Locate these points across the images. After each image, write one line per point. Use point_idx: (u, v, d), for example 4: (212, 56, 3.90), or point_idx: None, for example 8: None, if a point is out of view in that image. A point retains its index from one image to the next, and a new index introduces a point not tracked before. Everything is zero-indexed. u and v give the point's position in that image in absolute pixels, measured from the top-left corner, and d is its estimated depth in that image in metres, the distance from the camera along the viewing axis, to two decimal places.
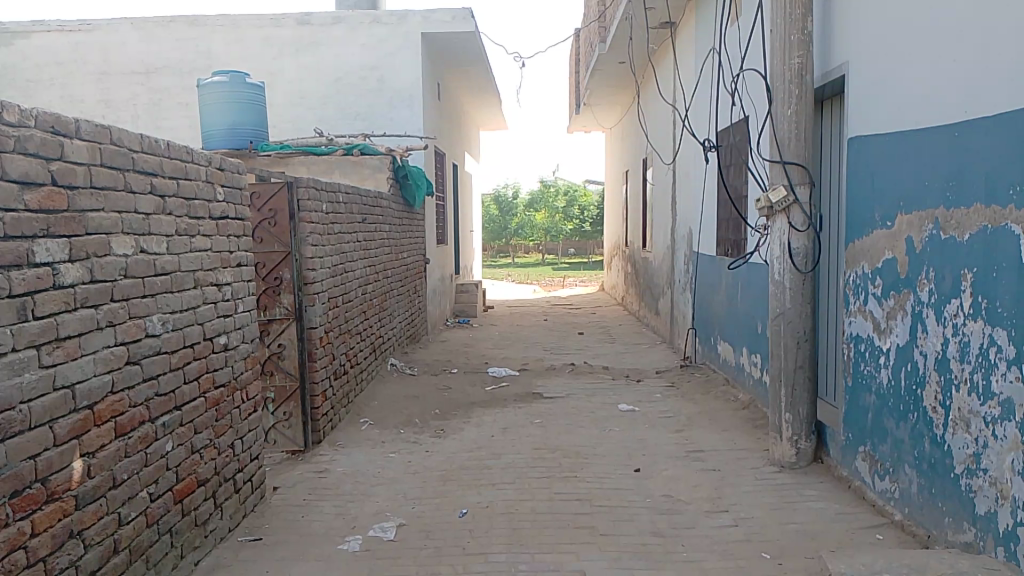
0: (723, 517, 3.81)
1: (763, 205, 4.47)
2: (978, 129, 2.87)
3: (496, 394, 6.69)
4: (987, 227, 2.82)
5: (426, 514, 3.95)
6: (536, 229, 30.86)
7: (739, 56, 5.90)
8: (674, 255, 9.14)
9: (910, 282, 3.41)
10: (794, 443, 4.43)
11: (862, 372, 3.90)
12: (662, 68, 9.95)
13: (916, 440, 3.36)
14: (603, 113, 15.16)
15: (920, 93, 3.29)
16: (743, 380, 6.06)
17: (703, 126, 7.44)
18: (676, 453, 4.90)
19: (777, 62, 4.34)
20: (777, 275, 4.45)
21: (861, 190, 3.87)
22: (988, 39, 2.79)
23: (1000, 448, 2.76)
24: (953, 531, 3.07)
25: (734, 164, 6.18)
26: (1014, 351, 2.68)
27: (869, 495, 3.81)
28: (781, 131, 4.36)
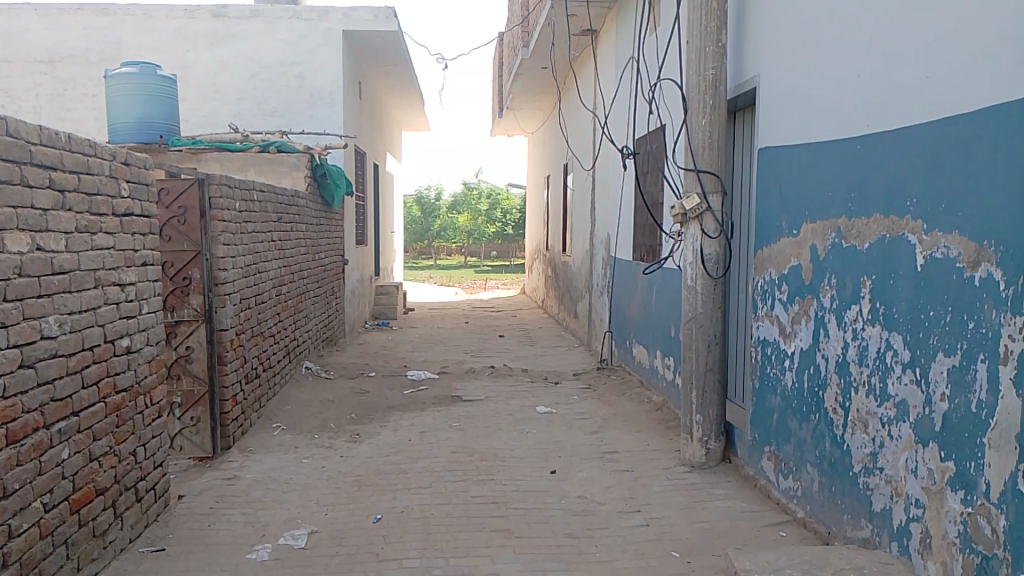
0: (636, 517, 3.88)
1: (677, 212, 4.58)
2: (880, 142, 3.00)
3: (415, 397, 6.63)
4: (886, 236, 2.96)
5: (339, 520, 3.88)
6: (458, 232, 30.87)
7: (657, 65, 6.05)
8: (592, 259, 9.26)
9: (813, 288, 3.55)
10: (704, 443, 4.55)
11: (768, 374, 4.04)
12: (584, 75, 10.07)
13: (817, 440, 3.50)
14: (525, 117, 15.25)
15: (827, 107, 3.42)
16: (657, 382, 6.19)
17: (622, 133, 7.58)
18: (591, 454, 4.97)
19: (693, 73, 4.45)
20: (690, 280, 4.56)
21: (770, 198, 4.01)
22: (890, 57, 2.93)
23: (895, 447, 2.90)
24: (851, 527, 3.21)
25: (650, 171, 6.31)
26: (908, 355, 2.82)
27: (774, 493, 3.95)
28: (696, 140, 4.47)
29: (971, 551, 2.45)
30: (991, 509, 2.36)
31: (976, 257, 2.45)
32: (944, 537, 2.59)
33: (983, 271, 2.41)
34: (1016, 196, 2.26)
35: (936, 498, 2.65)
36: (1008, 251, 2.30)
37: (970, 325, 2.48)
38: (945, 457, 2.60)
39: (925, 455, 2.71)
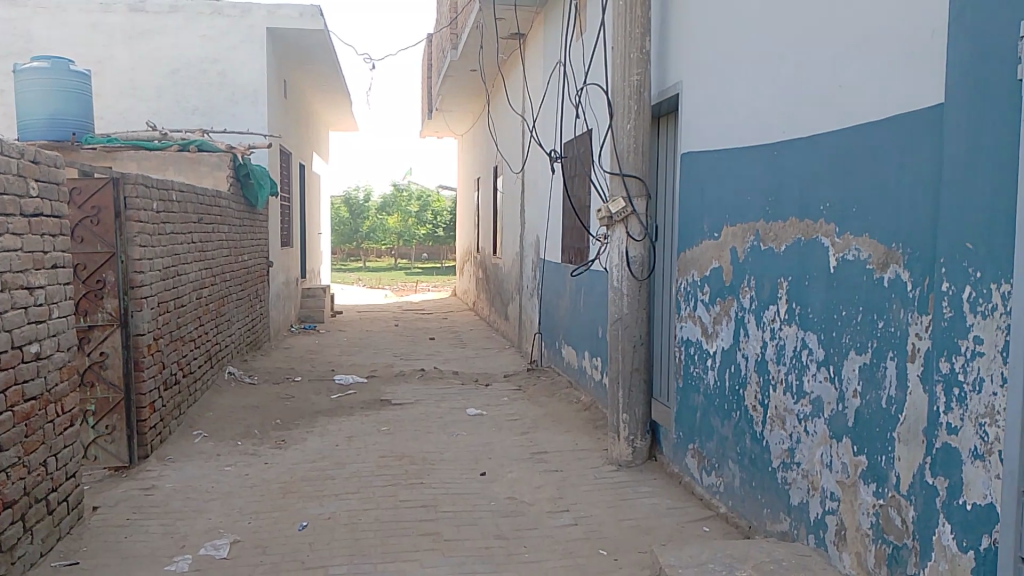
0: (564, 516, 3.91)
1: (603, 215, 4.64)
2: (796, 148, 3.11)
3: (342, 402, 6.53)
4: (801, 239, 3.07)
5: (263, 528, 3.79)
6: (388, 233, 30.59)
7: (583, 70, 6.13)
8: (522, 261, 9.31)
9: (733, 289, 3.65)
10: (631, 442, 4.63)
11: (691, 373, 4.14)
12: (512, 78, 10.13)
13: (738, 437, 3.61)
14: (454, 119, 15.23)
15: (745, 114, 3.54)
16: (586, 382, 6.27)
17: (550, 136, 7.65)
18: (520, 455, 4.99)
19: (619, 77, 4.52)
20: (616, 281, 4.63)
21: (692, 202, 4.11)
22: (804, 66, 3.05)
23: (811, 443, 3.01)
24: (770, 521, 3.32)
25: (578, 175, 6.38)
26: (822, 353, 2.93)
27: (698, 489, 4.04)
28: (621, 144, 4.54)
29: (883, 542, 2.56)
30: (900, 500, 2.47)
31: (885, 259, 2.56)
32: (858, 528, 2.70)
33: (892, 272, 2.53)
34: (921, 201, 2.38)
35: (850, 491, 2.76)
36: (914, 253, 2.42)
37: (879, 324, 2.59)
38: (858, 451, 2.71)
39: (839, 450, 2.82)
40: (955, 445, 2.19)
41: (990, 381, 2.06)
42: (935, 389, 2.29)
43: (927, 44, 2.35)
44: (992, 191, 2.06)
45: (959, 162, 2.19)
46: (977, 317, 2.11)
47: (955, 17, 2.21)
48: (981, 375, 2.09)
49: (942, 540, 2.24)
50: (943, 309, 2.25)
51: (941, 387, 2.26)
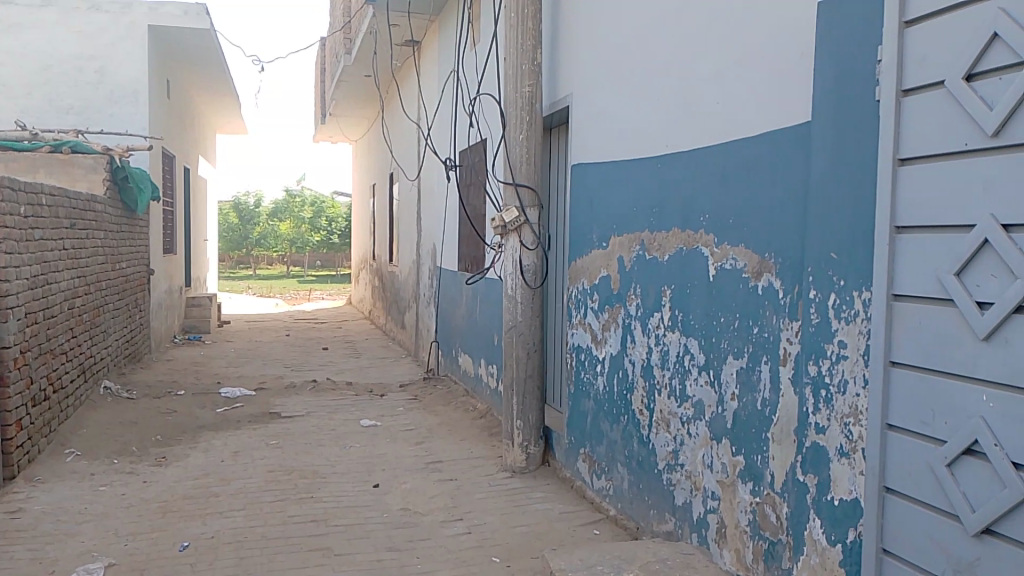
0: (457, 525, 3.91)
1: (497, 224, 4.68)
2: (677, 162, 3.24)
3: (229, 416, 6.30)
4: (683, 249, 3.20)
5: (141, 550, 3.61)
6: (280, 240, 29.78)
7: (476, 80, 6.19)
8: (418, 269, 9.28)
9: (621, 296, 3.76)
10: (525, 448, 4.67)
11: (582, 379, 4.22)
12: (406, 86, 10.08)
13: (626, 441, 3.71)
14: (348, 125, 15.00)
15: (631, 128, 3.65)
16: (482, 390, 6.30)
17: (444, 144, 7.67)
18: (415, 465, 4.96)
19: (510, 89, 4.57)
20: (510, 290, 4.68)
21: (581, 211, 4.21)
22: (685, 83, 3.18)
23: (693, 444, 3.13)
24: (656, 521, 3.43)
25: (472, 184, 6.42)
26: (703, 358, 3.06)
27: (589, 493, 4.13)
28: (513, 154, 4.59)
29: (760, 538, 2.69)
30: (775, 497, 2.61)
31: (759, 268, 2.70)
32: (737, 525, 2.83)
33: (765, 280, 2.67)
34: (791, 213, 2.53)
35: (729, 490, 2.89)
36: (785, 262, 2.56)
37: (754, 330, 2.73)
38: (735, 451, 2.84)
39: (719, 451, 2.95)
40: (823, 444, 2.33)
41: (854, 382, 2.20)
42: (804, 391, 2.43)
43: (797, 65, 2.50)
44: (854, 205, 2.21)
45: (824, 177, 2.34)
46: (842, 322, 2.25)
47: (821, 41, 2.36)
48: (845, 377, 2.24)
49: (813, 534, 2.38)
50: (812, 316, 2.39)
51: (810, 389, 2.40)
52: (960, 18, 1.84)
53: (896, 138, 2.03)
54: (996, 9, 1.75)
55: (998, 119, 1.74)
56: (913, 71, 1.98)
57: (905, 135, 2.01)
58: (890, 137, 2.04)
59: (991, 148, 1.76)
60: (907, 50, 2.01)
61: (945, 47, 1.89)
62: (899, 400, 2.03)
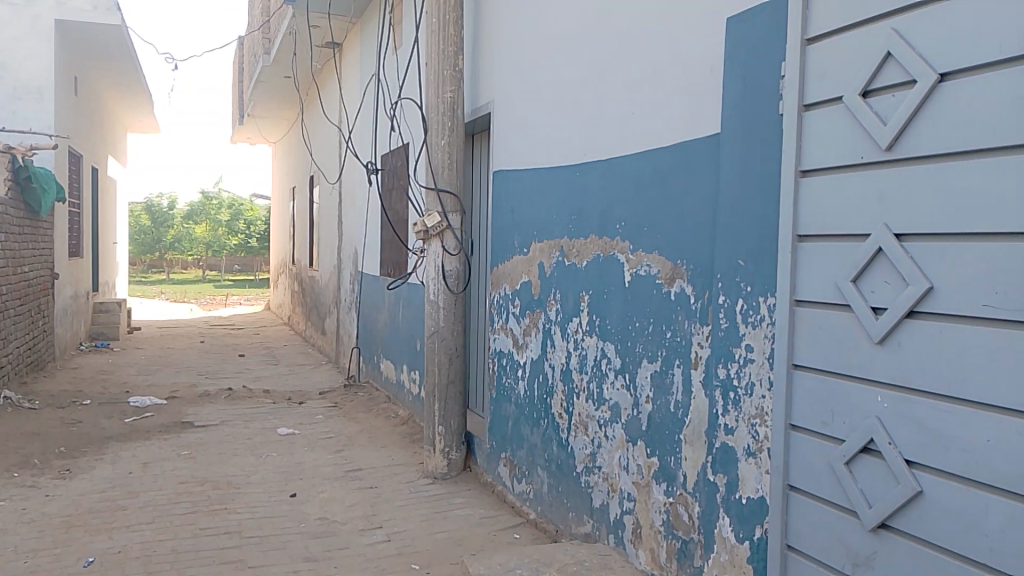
0: (376, 533, 3.88)
1: (419, 229, 4.67)
2: (595, 170, 3.30)
3: (138, 425, 6.06)
4: (600, 256, 3.26)
5: (41, 567, 3.43)
6: (195, 244, 28.87)
7: (398, 84, 6.16)
8: (339, 275, 9.14)
9: (541, 302, 3.80)
10: (446, 454, 4.66)
11: (503, 384, 4.25)
12: (327, 88, 9.93)
13: (546, 444, 3.75)
14: (267, 126, 14.68)
15: (551, 136, 3.70)
16: (403, 397, 6.26)
17: (365, 147, 7.60)
18: (334, 473, 4.88)
19: (432, 94, 4.56)
20: (432, 295, 4.66)
21: (503, 218, 4.23)
22: (603, 92, 3.25)
23: (610, 447, 3.19)
24: (575, 523, 3.48)
25: (394, 188, 6.37)
26: (620, 362, 3.12)
27: (510, 497, 4.16)
28: (435, 159, 4.58)
29: (673, 537, 2.76)
30: (687, 497, 2.69)
31: (672, 274, 2.78)
32: (652, 526, 2.90)
33: (678, 286, 2.75)
34: (702, 221, 2.62)
35: (643, 491, 2.96)
36: (696, 269, 2.65)
37: (668, 335, 2.81)
38: (650, 453, 2.91)
39: (634, 453, 3.02)
40: (732, 445, 2.42)
41: (760, 385, 2.29)
42: (714, 394, 2.52)
43: (708, 79, 2.59)
44: (760, 215, 2.30)
45: (732, 186, 2.42)
46: (749, 327, 2.34)
47: (729, 57, 2.45)
48: (752, 380, 2.33)
49: (722, 532, 2.46)
50: (721, 321, 2.48)
51: (719, 392, 2.48)
52: (856, 38, 1.95)
53: (799, 151, 2.13)
54: (889, 30, 1.85)
55: (891, 133, 1.83)
56: (814, 87, 2.08)
57: (807, 149, 2.10)
58: (793, 150, 2.14)
59: (884, 161, 1.86)
60: (809, 67, 2.11)
61: (843, 65, 1.98)
62: (802, 401, 2.12)
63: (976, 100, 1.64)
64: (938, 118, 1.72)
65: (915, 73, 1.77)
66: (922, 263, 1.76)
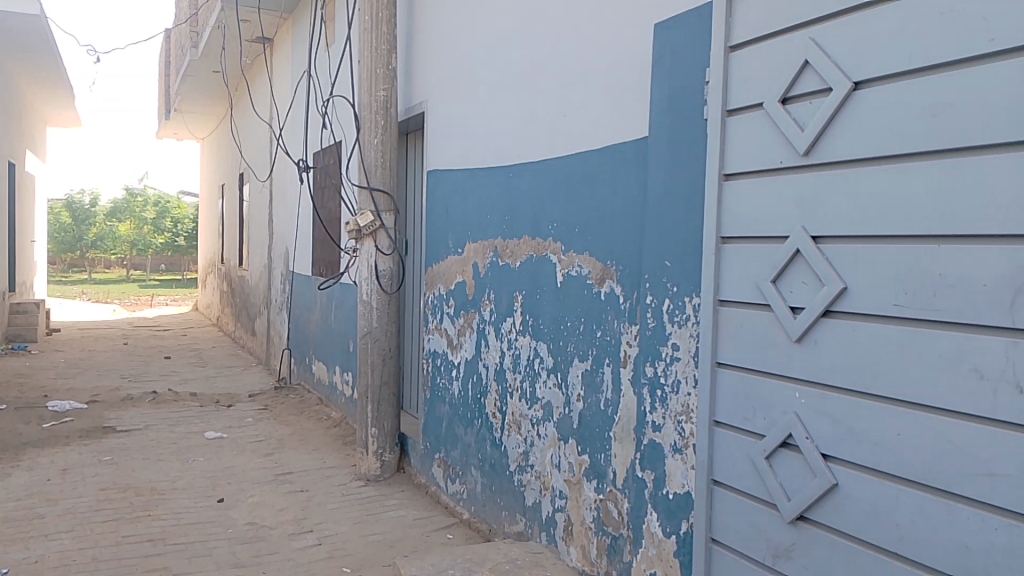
0: (307, 537, 3.82)
1: (351, 228, 4.61)
2: (528, 171, 3.32)
3: (57, 431, 5.82)
4: (533, 256, 3.28)
5: None
6: (119, 242, 27.89)
7: (330, 81, 6.08)
8: (269, 275, 8.97)
9: (476, 302, 3.80)
10: (379, 455, 4.62)
11: (438, 384, 4.23)
12: (257, 84, 9.72)
13: (479, 444, 3.76)
14: (195, 121, 14.29)
15: (485, 137, 3.70)
16: (336, 398, 6.18)
17: (297, 145, 7.47)
18: (263, 477, 4.78)
19: (365, 93, 4.52)
20: (365, 295, 4.61)
21: (437, 218, 4.22)
22: (536, 94, 3.27)
23: (542, 445, 3.22)
24: (508, 522, 3.50)
25: (326, 187, 6.29)
26: (552, 361, 3.15)
27: (443, 498, 4.15)
28: (368, 158, 4.54)
29: (603, 533, 2.81)
30: (617, 494, 2.73)
31: (602, 274, 2.82)
32: (582, 523, 2.94)
33: (607, 287, 2.80)
34: (631, 222, 2.66)
35: (575, 489, 2.99)
36: (625, 269, 2.69)
37: (598, 334, 2.85)
38: (581, 450, 2.95)
39: (566, 451, 3.05)
40: (659, 441, 2.47)
41: (686, 382, 2.35)
42: (642, 392, 2.57)
43: (638, 82, 2.64)
44: (686, 217, 2.36)
45: (660, 187, 2.47)
46: (675, 326, 2.40)
47: (657, 61, 2.50)
48: (678, 377, 2.38)
49: (650, 527, 2.51)
50: (648, 320, 2.53)
51: (647, 389, 2.54)
52: (776, 46, 2.01)
53: (723, 155, 2.19)
54: (806, 39, 1.92)
55: (809, 138, 1.90)
56: (737, 93, 2.14)
57: (731, 154, 2.16)
58: (717, 154, 2.20)
59: (802, 165, 1.93)
60: (732, 74, 2.17)
61: (764, 72, 2.05)
62: (726, 399, 2.18)
63: (888, 108, 1.71)
64: (851, 124, 1.80)
65: (831, 81, 1.84)
66: (837, 263, 1.84)
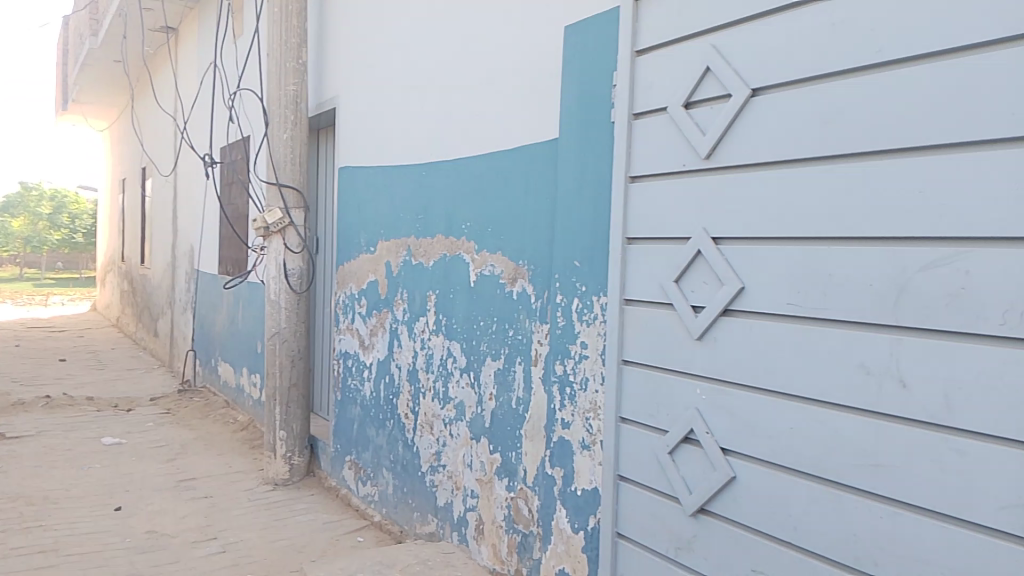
0: (210, 545, 3.69)
1: (258, 225, 4.49)
2: (441, 169, 3.31)
3: None
4: (446, 255, 3.27)
5: None
6: (10, 238, 26.32)
7: (237, 74, 5.91)
8: (173, 273, 8.64)
9: (388, 301, 3.76)
10: (288, 459, 4.51)
11: (348, 386, 4.17)
12: (161, 76, 9.35)
13: (391, 445, 3.72)
14: (94, 112, 13.62)
15: (397, 135, 3.67)
16: (243, 401, 6.01)
17: (202, 139, 7.22)
18: (165, 483, 4.60)
19: (273, 87, 4.40)
20: (272, 294, 4.49)
21: (348, 216, 4.16)
22: (448, 93, 3.26)
23: (455, 445, 3.22)
24: (419, 523, 3.48)
25: (233, 183, 6.11)
26: (465, 361, 3.15)
27: (354, 500, 4.10)
28: (276, 154, 4.43)
29: (514, 531, 2.82)
30: (527, 492, 2.75)
31: (514, 274, 2.84)
32: (493, 521, 2.95)
33: (520, 286, 2.81)
34: (542, 223, 2.69)
35: (487, 488, 3.00)
36: (537, 269, 2.72)
37: (510, 333, 2.86)
38: (493, 449, 2.96)
39: (477, 450, 3.06)
40: (568, 438, 2.50)
41: (593, 380, 2.39)
42: (552, 390, 2.59)
43: (548, 84, 2.67)
44: (594, 217, 2.40)
45: (570, 187, 2.50)
46: (584, 324, 2.43)
47: (568, 64, 2.53)
48: (586, 375, 2.42)
49: (559, 524, 2.54)
50: (558, 319, 2.56)
51: (557, 387, 2.56)
52: (680, 52, 2.07)
53: (629, 158, 2.24)
54: (708, 46, 1.98)
55: (709, 143, 1.96)
56: (643, 98, 2.20)
57: (637, 157, 2.21)
58: (624, 157, 2.25)
59: (703, 169, 1.99)
60: (638, 78, 2.22)
61: (668, 78, 2.10)
62: (631, 396, 2.23)
63: (784, 114, 1.78)
64: (750, 130, 1.86)
65: (730, 88, 1.91)
66: (735, 264, 1.90)
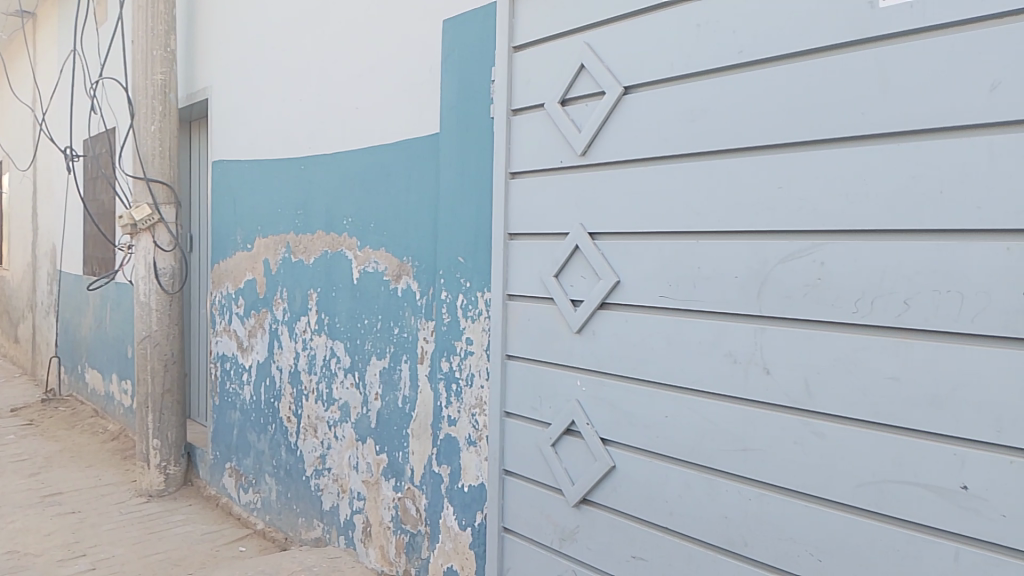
0: (78, 562, 3.46)
1: (126, 222, 4.24)
2: (320, 164, 3.21)
3: None
4: (328, 252, 3.19)
5: None
6: None
7: (101, 62, 5.56)
8: (33, 275, 8.06)
9: (267, 301, 3.63)
10: (163, 469, 4.29)
11: (227, 390, 4.01)
12: (17, 64, 8.69)
13: (274, 450, 3.60)
14: None
15: (274, 129, 3.54)
16: (114, 410, 5.68)
17: (63, 132, 6.76)
18: (27, 500, 4.28)
19: (139, 76, 4.17)
20: (142, 295, 4.25)
21: (224, 212, 3.98)
22: (327, 86, 3.17)
23: (340, 447, 3.14)
24: (305, 529, 3.38)
25: (98, 178, 5.75)
26: (348, 360, 3.07)
27: (235, 509, 3.94)
28: (144, 146, 4.19)
29: (401, 531, 2.78)
30: (414, 491, 2.72)
31: (398, 271, 2.79)
32: (380, 523, 2.90)
33: (404, 283, 2.77)
34: (424, 219, 2.66)
35: (373, 489, 2.95)
36: (421, 265, 2.68)
37: (395, 331, 2.82)
38: (379, 450, 2.90)
39: (363, 451, 3.00)
40: (454, 435, 2.49)
41: (479, 375, 2.38)
42: (438, 387, 2.57)
43: (427, 79, 2.64)
44: (474, 212, 2.39)
45: (451, 183, 2.48)
46: (468, 321, 2.42)
47: (446, 58, 2.51)
48: (471, 371, 2.41)
49: (446, 522, 2.52)
50: (443, 315, 2.53)
51: (443, 384, 2.54)
52: (556, 49, 2.08)
53: (508, 154, 2.24)
54: (582, 44, 2.00)
55: (585, 139, 1.98)
56: (521, 94, 2.20)
57: (516, 153, 2.22)
58: (503, 152, 2.24)
59: (580, 165, 2.01)
60: (516, 74, 2.22)
61: (545, 74, 2.11)
62: (514, 391, 2.23)
63: (655, 112, 1.82)
64: (623, 127, 1.89)
65: (604, 85, 1.93)
66: (611, 258, 1.93)
